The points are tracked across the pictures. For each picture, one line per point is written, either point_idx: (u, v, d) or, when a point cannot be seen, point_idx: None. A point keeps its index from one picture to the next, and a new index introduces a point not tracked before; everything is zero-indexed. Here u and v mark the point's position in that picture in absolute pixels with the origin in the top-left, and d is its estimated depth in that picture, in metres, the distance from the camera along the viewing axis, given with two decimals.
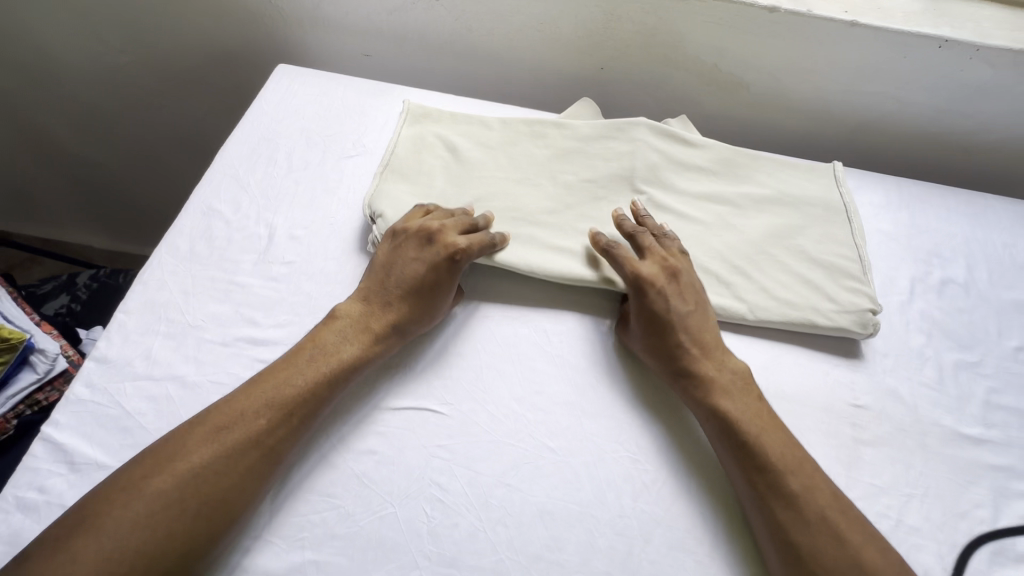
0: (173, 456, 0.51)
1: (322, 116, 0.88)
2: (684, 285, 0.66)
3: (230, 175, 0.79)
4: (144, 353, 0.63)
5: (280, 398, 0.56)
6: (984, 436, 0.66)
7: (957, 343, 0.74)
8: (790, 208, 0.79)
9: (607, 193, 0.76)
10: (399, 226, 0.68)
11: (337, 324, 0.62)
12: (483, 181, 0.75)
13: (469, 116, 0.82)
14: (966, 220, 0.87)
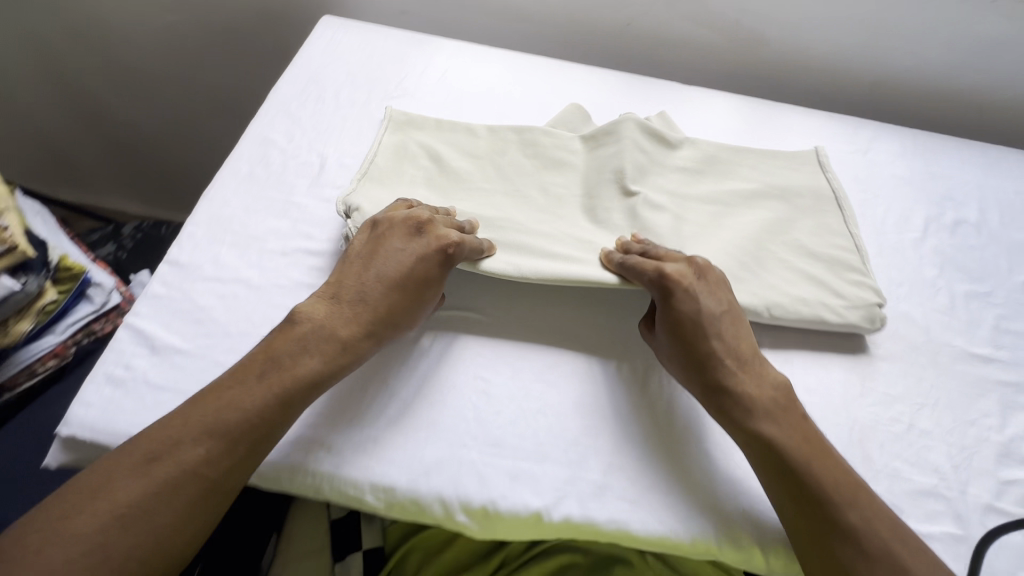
0: (98, 494, 0.47)
1: (365, 62, 0.96)
2: (712, 283, 0.62)
3: (284, 112, 0.88)
4: (212, 259, 0.71)
5: (224, 422, 0.51)
6: (994, 355, 0.73)
7: (968, 275, 0.81)
8: (785, 203, 0.77)
9: (595, 201, 0.73)
10: (376, 224, 0.64)
11: (298, 333, 0.57)
12: (469, 194, 0.73)
13: (454, 124, 0.80)
14: (978, 171, 0.94)
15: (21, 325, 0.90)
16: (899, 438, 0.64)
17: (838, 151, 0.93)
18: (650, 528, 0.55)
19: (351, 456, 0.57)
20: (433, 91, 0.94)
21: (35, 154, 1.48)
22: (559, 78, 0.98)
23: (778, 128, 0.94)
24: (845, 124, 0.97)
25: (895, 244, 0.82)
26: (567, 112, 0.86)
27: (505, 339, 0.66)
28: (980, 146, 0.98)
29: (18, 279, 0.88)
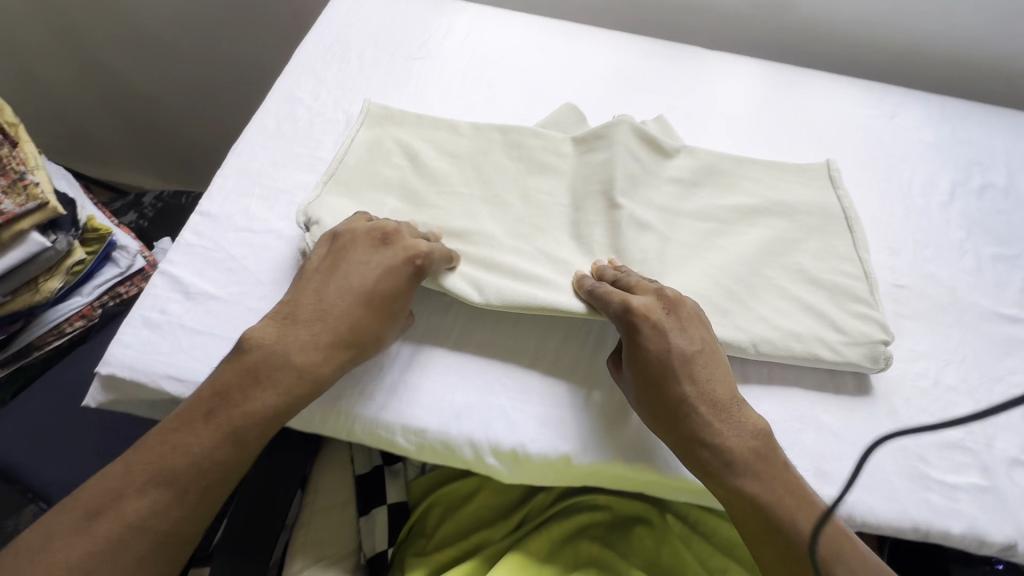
0: (36, 556, 0.43)
1: (389, 24, 0.86)
2: (684, 318, 0.56)
3: (308, 69, 0.79)
4: (244, 210, 0.64)
5: (172, 466, 0.47)
6: (1022, 316, 0.68)
7: (996, 239, 0.75)
8: (786, 221, 0.70)
9: (578, 213, 0.68)
10: (335, 237, 0.58)
11: (245, 362, 0.51)
12: (443, 197, 0.68)
13: (437, 120, 0.74)
14: (1005, 135, 0.88)
15: (51, 283, 0.83)
16: (925, 393, 0.61)
17: (863, 117, 0.86)
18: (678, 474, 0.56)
19: (380, 396, 0.58)
20: (458, 54, 0.84)
21: (53, 127, 1.41)
22: (581, 51, 0.87)
23: (801, 99, 0.87)
24: (870, 89, 0.90)
25: (921, 208, 0.77)
26: (560, 112, 0.77)
27: (473, 362, 0.60)
28: (1008, 115, 0.91)
29: (47, 235, 0.80)
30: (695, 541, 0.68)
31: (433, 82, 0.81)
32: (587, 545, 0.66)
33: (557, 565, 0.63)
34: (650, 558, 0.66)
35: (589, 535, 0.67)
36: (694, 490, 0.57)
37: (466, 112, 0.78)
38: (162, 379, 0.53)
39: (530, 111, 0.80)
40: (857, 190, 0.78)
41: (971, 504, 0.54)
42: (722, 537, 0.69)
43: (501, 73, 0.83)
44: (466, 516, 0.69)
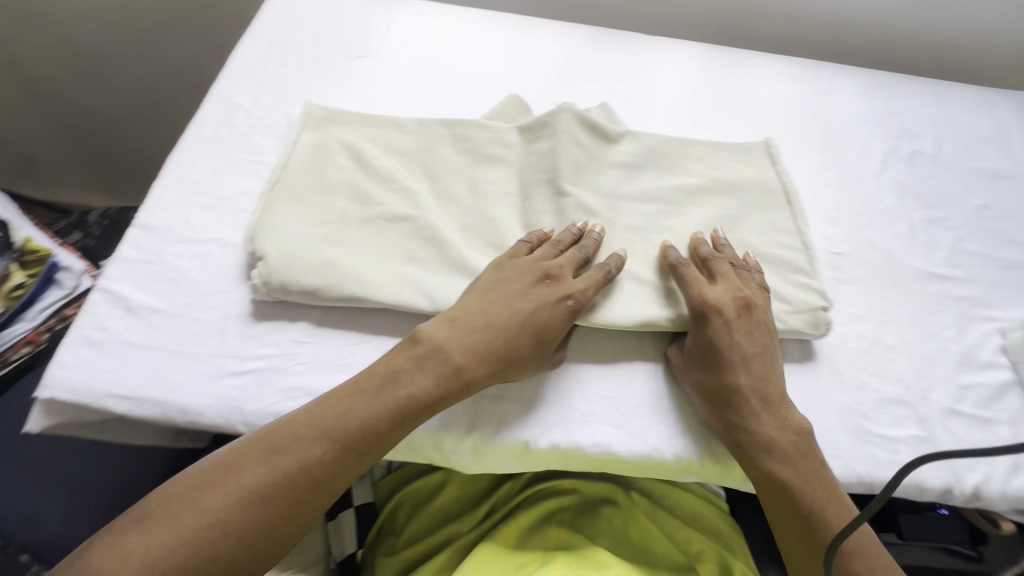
0: (227, 473, 0.46)
1: (328, 23, 0.85)
2: (755, 322, 0.58)
3: (247, 73, 0.78)
4: (184, 221, 0.63)
5: (342, 428, 0.49)
6: (952, 274, 0.72)
7: (926, 202, 0.79)
8: (728, 198, 0.72)
9: (527, 202, 0.68)
10: (505, 258, 0.60)
11: (422, 349, 0.53)
12: (391, 196, 0.67)
13: (381, 119, 0.74)
14: (932, 103, 0.92)
15: None
16: (865, 352, 0.64)
17: (798, 93, 0.90)
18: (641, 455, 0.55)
19: None
20: (400, 50, 0.83)
21: None
22: (525, 42, 0.87)
23: (739, 77, 0.89)
24: (806, 65, 0.94)
25: (856, 177, 0.80)
26: (504, 103, 0.78)
27: None
28: (933, 84, 0.95)
29: None
30: (660, 515, 0.71)
31: (375, 79, 0.80)
32: (556, 529, 0.66)
33: (528, 549, 0.63)
34: (619, 535, 0.67)
35: (558, 519, 0.67)
36: (686, 468, 0.57)
37: (411, 107, 0.78)
38: (108, 399, 0.52)
39: (476, 103, 0.80)
40: (795, 165, 0.80)
41: (912, 456, 0.57)
42: (685, 510, 0.73)
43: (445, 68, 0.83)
44: (433, 512, 0.70)
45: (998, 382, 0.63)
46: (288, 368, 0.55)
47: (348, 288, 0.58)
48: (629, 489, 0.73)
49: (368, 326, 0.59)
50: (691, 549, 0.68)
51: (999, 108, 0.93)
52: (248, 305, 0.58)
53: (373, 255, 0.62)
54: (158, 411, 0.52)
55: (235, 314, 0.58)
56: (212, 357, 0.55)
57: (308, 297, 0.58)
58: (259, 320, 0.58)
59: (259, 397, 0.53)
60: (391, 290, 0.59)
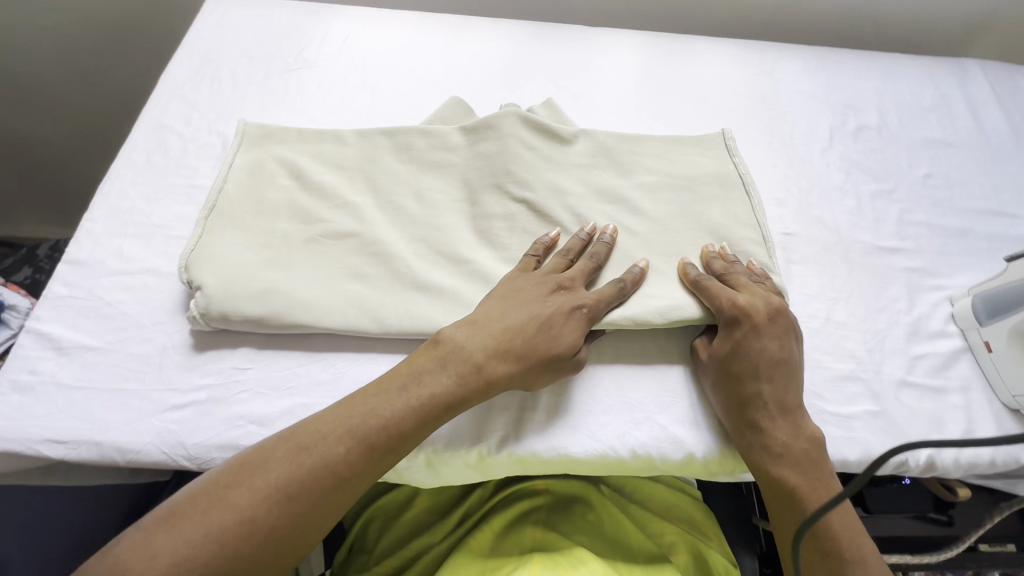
0: (255, 470, 0.45)
1: (262, 37, 0.83)
2: (784, 328, 0.56)
3: (178, 94, 0.75)
4: (116, 252, 0.61)
5: (366, 428, 0.48)
6: (900, 246, 0.72)
7: (872, 176, 0.79)
8: (687, 193, 0.68)
9: (474, 206, 0.67)
10: (517, 270, 0.59)
11: (445, 347, 0.52)
12: (335, 211, 0.65)
13: (321, 132, 0.71)
14: (875, 77, 0.92)
15: None
16: (818, 332, 0.64)
17: (743, 75, 0.89)
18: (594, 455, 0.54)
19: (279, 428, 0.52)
20: (337, 60, 0.82)
21: None
22: (466, 42, 0.86)
23: (684, 63, 0.89)
24: (750, 46, 0.94)
25: (803, 155, 0.80)
26: (445, 106, 0.76)
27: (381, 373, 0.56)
28: (875, 56, 0.96)
29: None
30: (632, 507, 0.70)
31: (312, 92, 0.78)
32: (531, 530, 0.64)
33: (501, 553, 0.61)
34: (593, 530, 0.66)
35: (533, 520, 0.66)
36: (657, 464, 0.56)
37: (350, 119, 0.76)
38: (41, 444, 0.50)
39: (417, 109, 0.78)
40: (744, 148, 0.80)
41: (866, 431, 0.57)
42: (658, 500, 0.72)
43: (384, 75, 0.81)
44: (405, 526, 0.69)
45: (948, 350, 0.64)
46: (232, 396, 0.54)
47: (290, 314, 0.56)
48: (599, 484, 0.72)
49: (313, 348, 0.57)
50: (664, 540, 0.67)
51: (940, 76, 0.94)
52: (187, 335, 0.57)
53: (316, 277, 0.60)
54: (95, 452, 0.50)
55: (174, 345, 0.56)
56: (152, 392, 0.53)
57: (249, 325, 0.56)
58: (198, 350, 0.56)
59: (201, 429, 0.52)
60: (336, 313, 0.57)
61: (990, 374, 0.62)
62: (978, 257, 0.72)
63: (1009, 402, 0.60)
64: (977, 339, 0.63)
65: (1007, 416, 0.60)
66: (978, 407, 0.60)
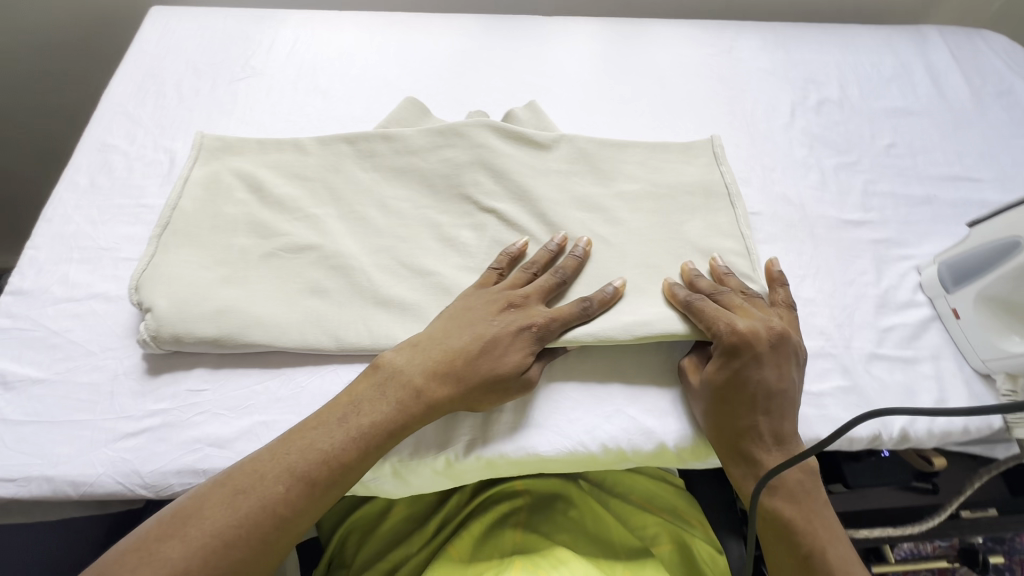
0: (189, 518, 0.43)
1: (207, 48, 0.81)
2: (784, 355, 0.53)
3: (122, 112, 0.74)
4: (61, 279, 0.59)
5: (305, 463, 0.46)
6: (866, 218, 0.71)
7: (835, 149, 0.79)
8: (671, 204, 0.65)
9: (432, 206, 0.65)
10: (474, 287, 0.57)
11: (385, 374, 0.51)
12: (293, 224, 0.63)
13: (280, 142, 0.68)
14: (836, 49, 0.92)
15: None
16: None
17: (701, 56, 0.88)
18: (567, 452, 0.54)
19: (238, 449, 0.51)
20: (286, 66, 0.80)
21: None
22: (418, 40, 0.84)
23: (641, 47, 0.88)
24: (707, 27, 0.93)
25: (765, 132, 0.79)
26: (401, 108, 0.72)
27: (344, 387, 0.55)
28: (833, 28, 0.95)
29: None
30: (613, 500, 0.70)
31: (260, 100, 0.76)
32: (511, 533, 0.64)
33: (481, 559, 0.60)
34: (574, 527, 0.65)
35: (513, 522, 0.65)
36: (631, 456, 0.55)
37: (302, 125, 0.74)
38: None
39: (371, 111, 0.76)
40: (706, 129, 0.79)
41: (838, 408, 0.57)
42: (639, 491, 0.72)
43: (335, 78, 0.79)
44: (385, 537, 0.68)
45: (918, 320, 0.63)
46: (188, 420, 0.52)
47: (247, 335, 0.55)
48: (578, 479, 0.72)
49: (271, 365, 0.56)
50: (647, 533, 0.67)
51: (899, 44, 0.93)
52: (139, 359, 0.55)
53: (274, 295, 0.58)
54: (46, 487, 0.49)
55: (126, 371, 0.54)
56: (104, 421, 0.52)
57: (205, 346, 0.55)
58: (151, 373, 0.55)
59: (158, 455, 0.50)
60: (294, 333, 0.55)
61: (959, 341, 0.61)
62: (944, 223, 0.72)
63: (980, 367, 0.60)
64: (946, 307, 0.62)
65: (978, 381, 0.60)
66: (948, 375, 0.60)
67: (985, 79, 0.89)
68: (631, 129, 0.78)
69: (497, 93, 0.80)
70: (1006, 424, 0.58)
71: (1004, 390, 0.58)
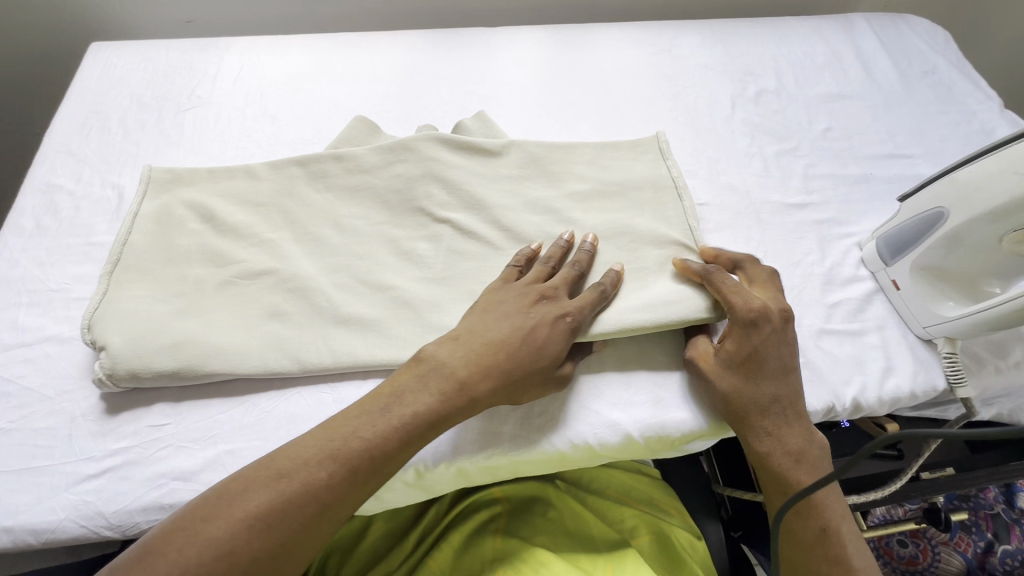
0: (231, 499, 0.43)
1: (151, 80, 0.81)
2: (790, 332, 0.56)
3: (65, 150, 0.73)
4: (10, 325, 0.58)
5: (349, 450, 0.46)
6: (807, 201, 0.74)
7: (775, 137, 0.82)
8: (621, 200, 0.66)
9: (388, 221, 0.65)
10: (499, 283, 0.58)
11: (427, 362, 0.51)
12: (249, 250, 0.62)
13: (231, 169, 0.68)
14: (771, 41, 0.95)
15: None
16: None
17: (643, 55, 0.91)
18: (531, 450, 0.55)
19: (205, 480, 0.51)
20: (233, 93, 0.80)
21: None
22: (364, 58, 0.85)
23: (584, 52, 0.90)
24: (646, 27, 0.96)
25: (708, 125, 0.82)
26: (349, 127, 0.73)
27: (309, 409, 0.55)
28: (767, 21, 0.99)
29: None
30: (590, 497, 0.71)
31: (208, 129, 0.76)
32: (492, 539, 0.64)
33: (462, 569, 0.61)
34: (553, 527, 0.66)
35: (492, 529, 0.66)
36: (599, 452, 0.57)
37: (252, 151, 0.74)
38: None
39: (321, 132, 0.77)
40: (651, 126, 0.81)
41: None
42: (616, 485, 0.73)
43: (283, 102, 0.80)
44: (366, 554, 0.68)
45: (862, 293, 0.66)
46: (152, 455, 0.52)
47: (207, 365, 0.54)
48: (554, 480, 0.73)
49: (234, 393, 0.56)
50: (626, 525, 0.68)
51: (829, 32, 0.97)
52: (96, 400, 0.54)
53: (233, 321, 0.57)
54: (7, 538, 0.48)
55: (84, 414, 0.54)
56: (64, 465, 0.51)
57: (163, 380, 0.54)
58: (110, 413, 0.54)
59: (121, 494, 0.50)
60: (254, 358, 0.55)
61: (902, 311, 0.64)
62: (881, 200, 0.76)
63: (922, 333, 0.62)
64: (886, 279, 0.65)
65: (921, 346, 0.63)
66: (894, 343, 0.63)
67: (910, 61, 0.94)
68: (579, 132, 0.80)
69: (446, 106, 0.81)
70: (950, 386, 0.61)
71: (945, 353, 0.61)
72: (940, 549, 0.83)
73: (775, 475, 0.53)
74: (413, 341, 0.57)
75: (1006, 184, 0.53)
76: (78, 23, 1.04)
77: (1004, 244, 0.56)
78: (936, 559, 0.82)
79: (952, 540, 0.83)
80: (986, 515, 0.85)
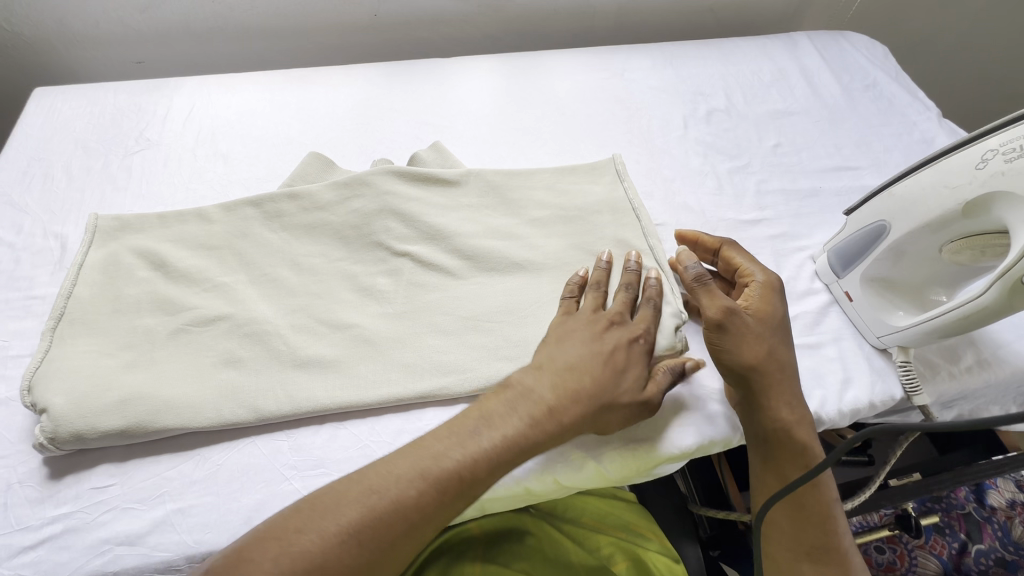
0: (325, 511, 0.41)
1: (98, 124, 0.79)
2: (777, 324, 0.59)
3: (5, 201, 0.70)
4: None
5: (440, 469, 0.45)
6: (761, 216, 0.76)
7: (726, 154, 0.84)
8: (578, 225, 0.66)
9: (344, 259, 0.64)
10: (563, 313, 0.57)
11: (513, 384, 0.51)
12: (199, 296, 0.61)
13: (181, 212, 0.66)
14: (718, 61, 0.98)
15: None
16: None
17: (596, 79, 0.92)
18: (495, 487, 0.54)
19: (153, 542, 0.49)
20: (183, 134, 0.79)
21: None
22: (318, 94, 0.85)
23: (539, 78, 0.91)
24: (599, 52, 0.98)
25: (662, 146, 0.84)
26: (303, 163, 0.72)
27: (264, 459, 0.53)
28: (716, 43, 1.02)
29: None
30: (566, 525, 0.70)
31: (157, 172, 0.75)
32: (470, 567, 0.64)
33: None
34: (530, 555, 0.65)
35: (470, 558, 0.65)
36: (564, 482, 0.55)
37: (203, 193, 0.73)
38: None
39: (275, 170, 0.76)
40: (606, 150, 0.82)
41: None
42: (591, 512, 0.71)
43: (235, 142, 0.79)
44: None
45: (818, 306, 0.67)
46: (95, 520, 0.50)
47: (156, 420, 0.52)
48: (529, 508, 0.72)
49: (184, 448, 0.54)
50: (601, 554, 0.66)
51: (775, 51, 1.01)
52: (37, 464, 0.52)
53: (185, 372, 0.55)
54: None
55: (22, 480, 0.51)
56: None
57: (110, 439, 0.52)
58: (52, 477, 0.52)
59: (63, 564, 0.48)
60: (208, 410, 0.53)
61: (856, 321, 0.65)
62: (831, 212, 0.78)
63: (877, 343, 0.63)
64: (839, 291, 0.66)
65: (877, 356, 0.64)
66: (851, 354, 0.63)
67: (852, 75, 0.97)
68: (535, 158, 0.80)
69: (402, 137, 0.81)
70: (907, 395, 0.62)
71: (900, 363, 0.62)
72: (917, 553, 0.83)
73: (784, 444, 0.53)
74: (375, 379, 0.56)
75: (939, 199, 0.55)
76: (22, 66, 1.02)
77: (944, 254, 0.58)
78: (913, 564, 0.82)
79: (927, 543, 0.83)
80: (958, 516, 0.86)
